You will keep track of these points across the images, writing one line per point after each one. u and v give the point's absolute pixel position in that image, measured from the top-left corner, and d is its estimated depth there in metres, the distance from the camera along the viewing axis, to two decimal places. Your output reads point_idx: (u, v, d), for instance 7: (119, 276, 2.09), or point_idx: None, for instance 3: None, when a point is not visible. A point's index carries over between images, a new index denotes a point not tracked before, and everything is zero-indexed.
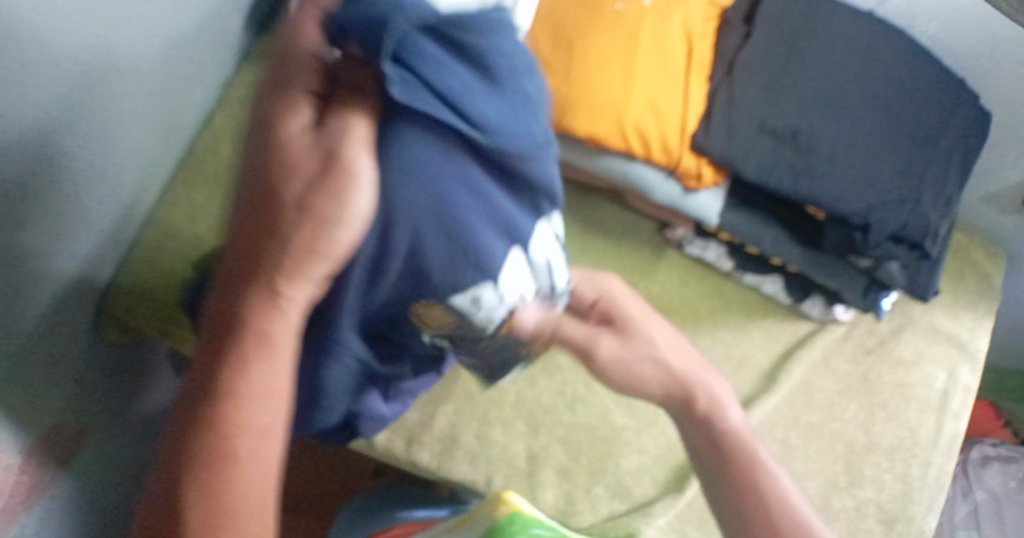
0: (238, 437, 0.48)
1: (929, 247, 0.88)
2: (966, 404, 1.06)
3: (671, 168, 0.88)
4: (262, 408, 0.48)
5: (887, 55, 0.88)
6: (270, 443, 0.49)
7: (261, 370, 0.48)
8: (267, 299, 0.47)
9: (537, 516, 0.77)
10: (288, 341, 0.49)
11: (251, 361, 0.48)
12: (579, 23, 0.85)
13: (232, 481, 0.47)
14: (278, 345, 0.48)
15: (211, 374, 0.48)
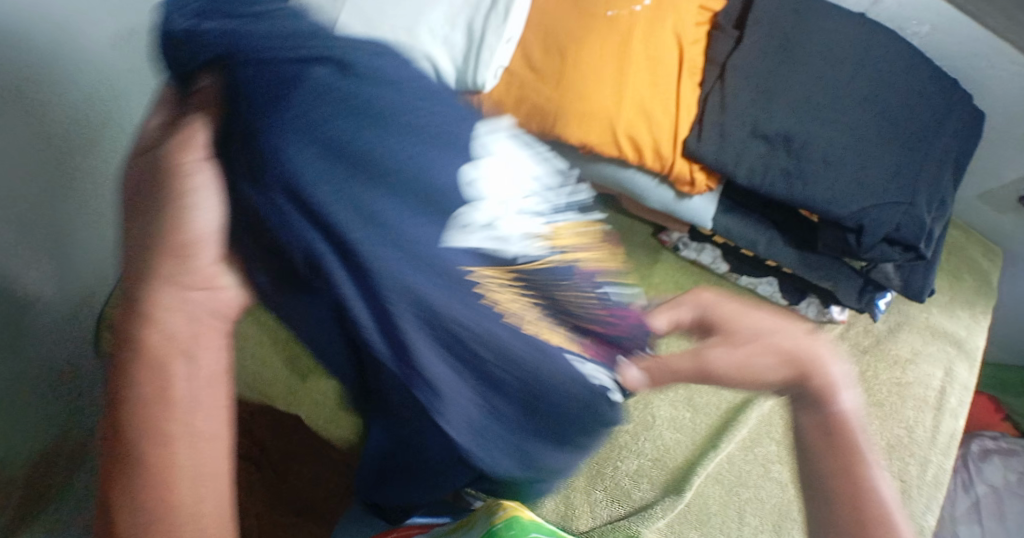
0: (143, 419, 0.51)
1: (924, 248, 0.87)
2: (964, 401, 1.07)
3: (664, 174, 0.89)
4: (173, 384, 0.52)
5: (879, 57, 0.88)
6: (209, 418, 0.52)
7: (165, 374, 0.52)
8: (147, 292, 0.52)
9: (536, 521, 0.76)
10: (184, 345, 0.52)
11: (150, 371, 0.52)
12: (570, 32, 0.85)
13: (164, 452, 0.50)
14: (175, 346, 0.52)
15: (123, 392, 0.51)
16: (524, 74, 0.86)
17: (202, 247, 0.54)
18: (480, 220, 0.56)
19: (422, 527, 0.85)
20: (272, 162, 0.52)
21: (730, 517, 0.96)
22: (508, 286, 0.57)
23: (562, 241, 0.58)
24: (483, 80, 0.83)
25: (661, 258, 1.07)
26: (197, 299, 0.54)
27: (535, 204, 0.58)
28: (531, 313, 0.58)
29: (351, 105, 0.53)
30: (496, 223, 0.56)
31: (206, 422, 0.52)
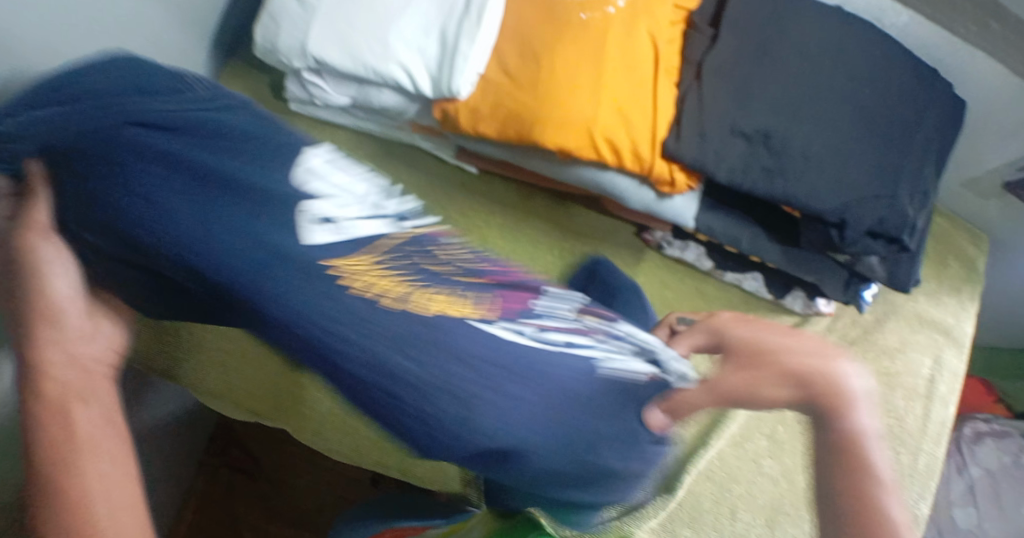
0: (48, 461, 0.54)
1: (908, 240, 0.86)
2: (953, 389, 1.07)
3: (645, 175, 0.89)
4: (63, 433, 0.55)
5: (855, 50, 0.88)
6: (100, 463, 0.55)
7: (60, 423, 0.55)
8: (35, 359, 0.57)
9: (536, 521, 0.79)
10: (62, 391, 0.56)
11: (43, 427, 0.55)
12: (545, 35, 0.85)
13: (78, 482, 0.53)
14: (62, 398, 0.56)
15: (30, 452, 0.55)
16: (499, 80, 0.86)
17: (72, 308, 0.59)
18: (323, 185, 0.63)
19: (417, 530, 0.86)
20: (109, 213, 0.58)
21: (722, 513, 0.97)
22: (378, 272, 0.61)
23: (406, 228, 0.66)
24: (457, 87, 0.85)
25: (646, 257, 1.06)
26: (66, 358, 0.58)
27: (353, 205, 0.63)
28: (403, 295, 0.61)
29: (182, 163, 0.60)
30: (331, 214, 0.62)
31: (112, 455, 0.56)
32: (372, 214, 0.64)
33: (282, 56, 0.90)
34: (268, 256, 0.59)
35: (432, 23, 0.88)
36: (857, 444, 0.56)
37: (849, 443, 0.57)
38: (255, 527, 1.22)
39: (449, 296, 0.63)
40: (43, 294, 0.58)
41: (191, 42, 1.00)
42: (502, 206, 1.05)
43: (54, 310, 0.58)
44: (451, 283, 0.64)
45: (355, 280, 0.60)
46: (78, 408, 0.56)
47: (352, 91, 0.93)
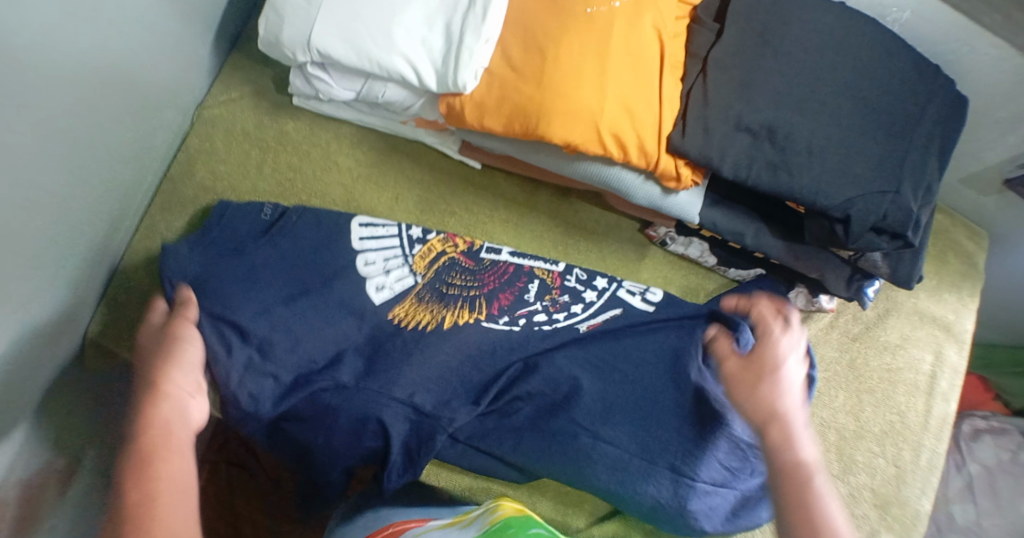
0: (144, 438, 0.69)
1: (911, 237, 0.86)
2: (954, 385, 1.08)
3: (650, 170, 0.89)
4: (159, 422, 0.71)
5: (857, 46, 0.88)
6: (185, 468, 0.68)
7: (164, 438, 0.69)
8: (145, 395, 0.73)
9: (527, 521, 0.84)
10: (174, 422, 0.71)
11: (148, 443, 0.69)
12: (550, 29, 0.85)
13: (160, 462, 0.67)
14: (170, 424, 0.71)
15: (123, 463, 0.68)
16: (505, 74, 0.86)
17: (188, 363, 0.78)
18: (376, 261, 0.94)
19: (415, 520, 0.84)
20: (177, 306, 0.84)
21: None
22: (410, 304, 0.92)
23: (422, 269, 0.94)
24: (463, 80, 0.85)
25: (649, 253, 1.05)
26: (181, 395, 0.74)
27: (397, 262, 0.94)
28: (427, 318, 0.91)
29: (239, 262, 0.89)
30: (384, 282, 0.92)
31: (182, 463, 0.69)
32: (403, 291, 0.92)
33: (286, 50, 0.89)
34: (359, 311, 0.90)
35: (437, 17, 0.88)
36: (798, 468, 0.70)
37: (792, 468, 0.70)
38: (254, 522, 1.22)
39: (460, 308, 0.93)
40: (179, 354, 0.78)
41: (193, 36, 1.00)
42: (505, 201, 1.05)
43: (179, 367, 0.77)
44: (463, 295, 0.93)
45: (396, 311, 0.91)
46: (173, 406, 0.73)
47: (356, 85, 0.93)
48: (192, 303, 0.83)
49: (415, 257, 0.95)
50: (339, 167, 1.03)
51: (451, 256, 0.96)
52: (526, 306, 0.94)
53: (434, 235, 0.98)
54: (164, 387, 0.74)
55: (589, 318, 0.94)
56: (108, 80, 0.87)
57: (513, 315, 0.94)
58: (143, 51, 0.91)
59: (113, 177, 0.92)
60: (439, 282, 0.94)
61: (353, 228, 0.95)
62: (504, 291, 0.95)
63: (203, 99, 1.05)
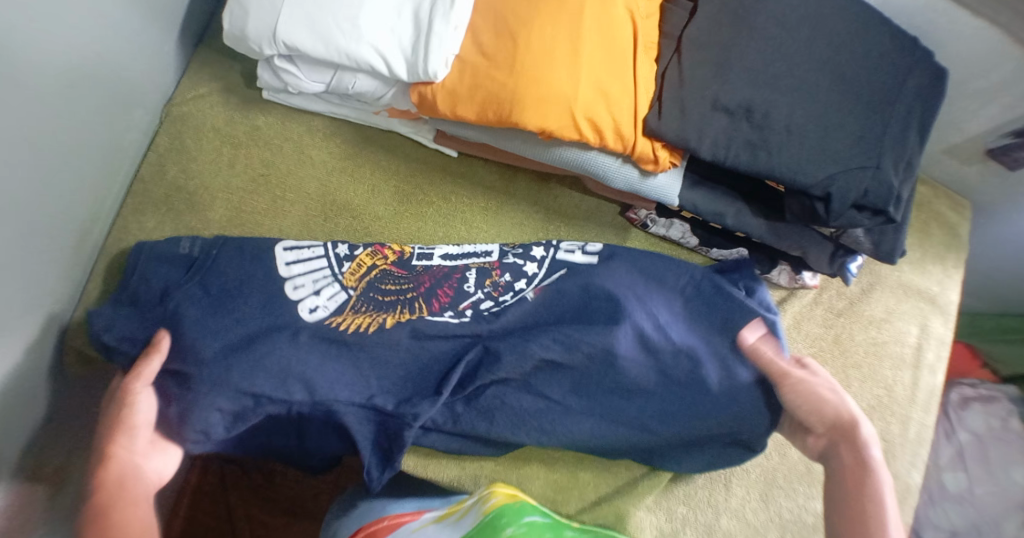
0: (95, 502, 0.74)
1: (894, 212, 0.84)
2: (940, 356, 1.08)
3: (627, 153, 0.87)
4: (109, 486, 0.74)
5: (832, 20, 0.87)
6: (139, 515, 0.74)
7: (117, 493, 0.74)
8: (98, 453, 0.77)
9: (525, 504, 0.88)
10: (124, 477, 0.76)
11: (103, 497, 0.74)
12: (521, 13, 0.83)
13: (116, 517, 0.73)
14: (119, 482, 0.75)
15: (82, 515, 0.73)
16: (476, 61, 0.84)
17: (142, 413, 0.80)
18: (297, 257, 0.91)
19: (412, 515, 0.88)
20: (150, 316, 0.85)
21: (715, 489, 0.98)
22: (349, 313, 0.89)
23: (351, 283, 0.91)
24: (433, 69, 0.83)
25: (630, 237, 1.04)
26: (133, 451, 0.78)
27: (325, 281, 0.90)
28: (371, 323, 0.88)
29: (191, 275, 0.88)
30: (316, 301, 0.88)
31: (136, 518, 0.73)
32: (339, 307, 0.89)
33: (252, 44, 0.87)
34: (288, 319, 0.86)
35: (405, 4, 0.86)
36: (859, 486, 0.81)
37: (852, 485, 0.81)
38: (251, 517, 1.22)
39: (399, 310, 0.90)
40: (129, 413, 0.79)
41: (158, 34, 0.97)
42: (484, 189, 1.03)
43: (131, 427, 0.79)
44: (400, 299, 0.91)
45: (337, 320, 0.88)
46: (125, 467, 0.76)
47: (326, 77, 0.91)
48: (163, 352, 0.82)
49: (344, 272, 0.92)
50: (313, 161, 1.01)
51: (383, 268, 0.93)
52: (468, 297, 0.93)
53: (362, 250, 0.93)
54: (113, 448, 0.77)
55: (520, 302, 0.92)
56: (71, 84, 0.84)
57: (456, 309, 0.91)
58: (106, 51, 0.88)
59: (81, 180, 0.90)
60: (374, 290, 0.91)
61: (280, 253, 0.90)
62: (442, 286, 0.93)
63: (171, 96, 1.02)
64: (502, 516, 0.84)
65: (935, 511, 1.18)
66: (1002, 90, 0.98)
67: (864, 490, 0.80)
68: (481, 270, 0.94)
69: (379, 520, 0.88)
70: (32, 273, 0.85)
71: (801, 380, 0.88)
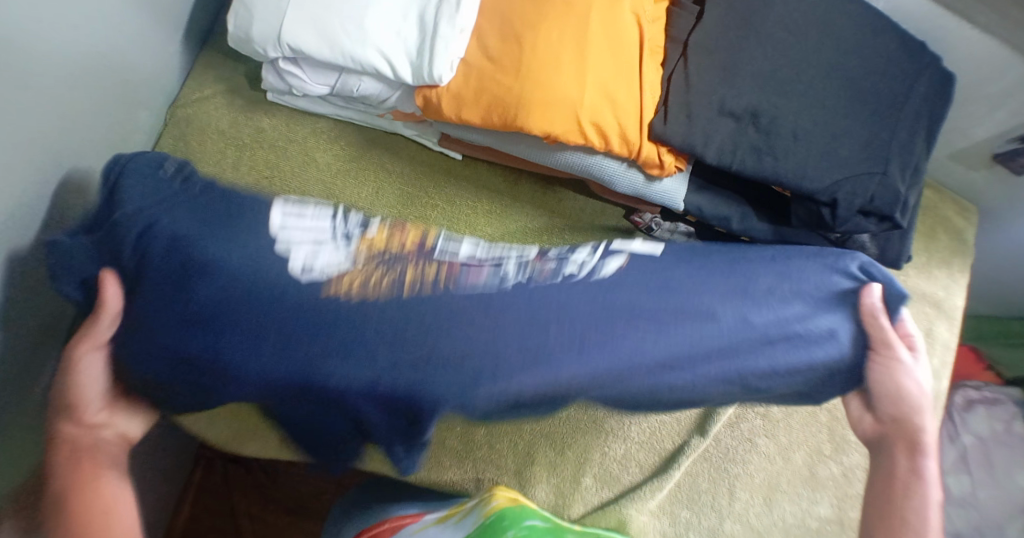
0: (54, 478, 0.68)
1: (900, 218, 0.84)
2: (945, 360, 1.08)
3: (633, 158, 0.87)
4: (66, 456, 0.68)
5: (840, 25, 0.87)
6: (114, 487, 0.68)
7: (77, 466, 0.68)
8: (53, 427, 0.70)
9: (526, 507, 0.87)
10: (83, 450, 0.69)
11: (66, 469, 0.68)
12: (526, 17, 0.83)
13: (86, 492, 0.67)
14: (80, 453, 0.69)
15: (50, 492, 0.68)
16: (481, 64, 0.84)
17: (88, 384, 0.70)
18: (313, 209, 0.76)
19: (413, 517, 0.87)
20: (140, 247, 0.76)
21: (719, 494, 0.98)
22: (382, 234, 0.77)
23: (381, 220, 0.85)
24: (438, 72, 0.83)
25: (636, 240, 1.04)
26: (87, 428, 0.70)
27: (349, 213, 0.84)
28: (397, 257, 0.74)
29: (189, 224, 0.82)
30: (342, 224, 0.76)
31: (101, 481, 0.68)
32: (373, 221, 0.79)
33: (257, 46, 0.87)
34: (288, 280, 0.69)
35: (410, 7, 0.85)
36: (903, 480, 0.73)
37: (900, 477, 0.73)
38: (254, 516, 1.22)
39: (436, 233, 0.81)
40: (81, 383, 0.70)
41: (163, 36, 0.97)
42: (489, 192, 1.03)
43: (82, 398, 0.70)
44: (420, 258, 0.74)
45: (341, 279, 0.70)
46: (84, 437, 0.70)
47: (331, 80, 0.90)
48: (115, 310, 0.70)
49: (374, 213, 0.86)
50: (318, 163, 1.01)
51: (421, 236, 0.78)
52: (510, 260, 0.78)
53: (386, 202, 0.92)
54: (63, 425, 0.69)
55: (563, 260, 0.78)
56: (76, 85, 0.84)
57: (490, 265, 0.76)
58: (112, 52, 0.88)
59: None
60: (405, 224, 0.84)
61: (282, 199, 0.76)
62: (476, 252, 0.78)
63: (176, 98, 1.02)
64: (504, 519, 0.83)
65: None
66: (1009, 95, 0.98)
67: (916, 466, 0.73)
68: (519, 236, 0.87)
69: (376, 525, 0.87)
70: None
71: (903, 367, 0.75)
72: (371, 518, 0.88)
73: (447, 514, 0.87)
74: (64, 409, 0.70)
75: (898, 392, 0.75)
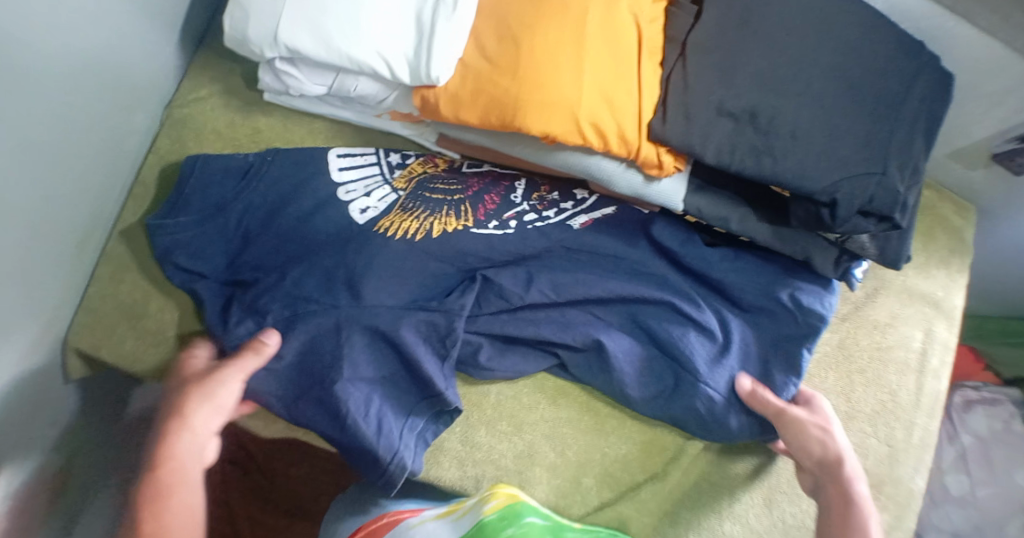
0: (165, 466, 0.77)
1: (899, 218, 0.83)
2: (944, 361, 1.08)
3: (632, 159, 0.86)
4: (185, 454, 0.78)
5: (838, 24, 0.86)
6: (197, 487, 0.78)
7: (183, 454, 0.78)
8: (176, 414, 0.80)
9: (528, 504, 0.90)
10: (197, 442, 0.79)
11: (174, 456, 0.77)
12: (524, 18, 0.83)
13: (176, 489, 0.76)
14: (197, 448, 0.79)
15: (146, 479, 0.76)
16: (479, 65, 0.84)
17: (224, 398, 0.82)
18: (351, 158, 0.98)
19: (412, 512, 0.90)
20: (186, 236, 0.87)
21: (719, 495, 0.98)
22: (398, 215, 0.93)
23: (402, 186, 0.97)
24: (436, 73, 0.83)
25: None
26: (206, 432, 0.80)
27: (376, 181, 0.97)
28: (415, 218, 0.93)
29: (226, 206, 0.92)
30: (369, 201, 0.94)
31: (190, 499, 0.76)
32: (388, 208, 0.94)
33: (253, 46, 0.86)
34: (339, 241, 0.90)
35: (408, 8, 0.85)
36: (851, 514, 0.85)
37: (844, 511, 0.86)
38: (253, 518, 1.21)
39: (445, 213, 0.94)
40: (211, 393, 0.82)
41: (159, 37, 0.97)
42: None
43: (216, 408, 0.81)
44: (447, 200, 0.95)
45: (381, 223, 0.92)
46: (192, 449, 0.78)
47: (327, 80, 0.90)
48: (264, 355, 0.84)
49: (396, 177, 0.98)
50: None
51: (431, 173, 0.99)
52: (513, 208, 0.96)
53: (413, 160, 1.00)
54: (189, 421, 0.79)
55: (563, 223, 0.96)
56: (71, 87, 0.84)
57: (501, 217, 0.95)
58: (107, 54, 0.88)
59: (81, 184, 0.89)
60: (423, 191, 0.96)
61: (331, 160, 0.97)
62: (490, 194, 0.97)
63: (172, 98, 1.02)
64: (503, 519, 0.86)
65: (937, 513, 1.17)
66: (1008, 94, 0.97)
67: (849, 497, 0.86)
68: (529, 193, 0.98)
69: (376, 521, 0.89)
70: (33, 277, 0.84)
71: (801, 419, 0.90)
72: (369, 515, 0.91)
73: (447, 512, 0.90)
74: (198, 406, 0.81)
75: (812, 441, 0.90)
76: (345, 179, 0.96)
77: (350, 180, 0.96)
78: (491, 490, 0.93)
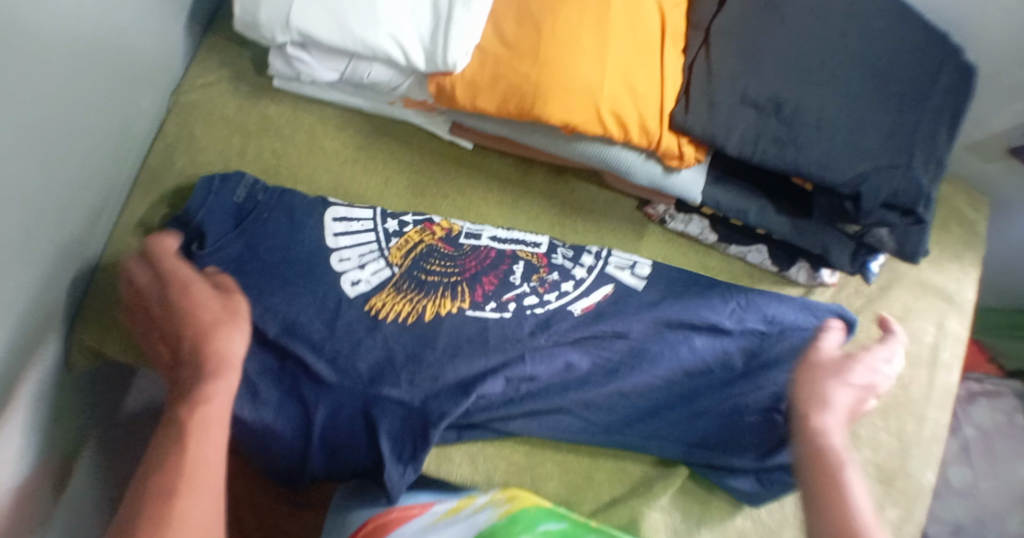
0: (181, 498, 0.66)
1: (924, 212, 0.82)
2: (956, 354, 1.07)
3: (652, 149, 0.85)
4: (206, 449, 0.69)
5: (862, 14, 0.85)
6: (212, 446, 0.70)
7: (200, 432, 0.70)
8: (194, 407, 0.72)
9: (543, 507, 0.84)
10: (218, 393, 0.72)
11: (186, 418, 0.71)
12: (544, 3, 0.81)
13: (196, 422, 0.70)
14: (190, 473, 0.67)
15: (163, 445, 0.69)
16: (496, 51, 0.82)
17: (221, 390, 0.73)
18: (361, 274, 0.89)
19: (421, 508, 0.85)
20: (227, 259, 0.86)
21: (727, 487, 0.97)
22: (388, 295, 0.89)
23: (396, 258, 0.91)
24: (453, 59, 0.81)
25: (648, 231, 1.03)
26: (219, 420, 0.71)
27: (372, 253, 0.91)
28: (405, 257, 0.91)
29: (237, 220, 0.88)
30: (361, 277, 0.89)
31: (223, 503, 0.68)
32: (382, 282, 0.89)
33: (265, 30, 0.84)
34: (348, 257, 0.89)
35: None
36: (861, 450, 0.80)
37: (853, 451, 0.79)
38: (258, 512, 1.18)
39: (441, 294, 0.90)
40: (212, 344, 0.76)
41: (168, 19, 0.95)
42: (499, 181, 1.02)
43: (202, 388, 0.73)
44: (444, 281, 0.91)
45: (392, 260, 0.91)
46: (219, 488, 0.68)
47: (340, 66, 0.88)
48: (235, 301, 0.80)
49: (391, 249, 0.92)
50: (325, 151, 0.99)
51: (429, 244, 0.93)
52: (512, 289, 0.92)
53: (410, 226, 0.94)
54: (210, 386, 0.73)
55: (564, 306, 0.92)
56: (81, 71, 0.81)
57: (498, 300, 0.91)
58: (115, 37, 0.85)
59: (89, 171, 0.87)
60: (419, 269, 0.91)
61: (326, 226, 0.91)
62: (488, 274, 0.92)
63: (179, 84, 0.99)
64: (515, 524, 0.80)
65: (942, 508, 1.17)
66: None
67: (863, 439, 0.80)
68: (529, 261, 0.95)
69: (377, 519, 0.83)
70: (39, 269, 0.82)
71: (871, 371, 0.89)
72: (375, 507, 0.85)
73: (454, 509, 0.85)
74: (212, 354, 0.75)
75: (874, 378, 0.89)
76: (341, 250, 0.90)
77: (346, 246, 0.90)
78: (502, 484, 0.90)
